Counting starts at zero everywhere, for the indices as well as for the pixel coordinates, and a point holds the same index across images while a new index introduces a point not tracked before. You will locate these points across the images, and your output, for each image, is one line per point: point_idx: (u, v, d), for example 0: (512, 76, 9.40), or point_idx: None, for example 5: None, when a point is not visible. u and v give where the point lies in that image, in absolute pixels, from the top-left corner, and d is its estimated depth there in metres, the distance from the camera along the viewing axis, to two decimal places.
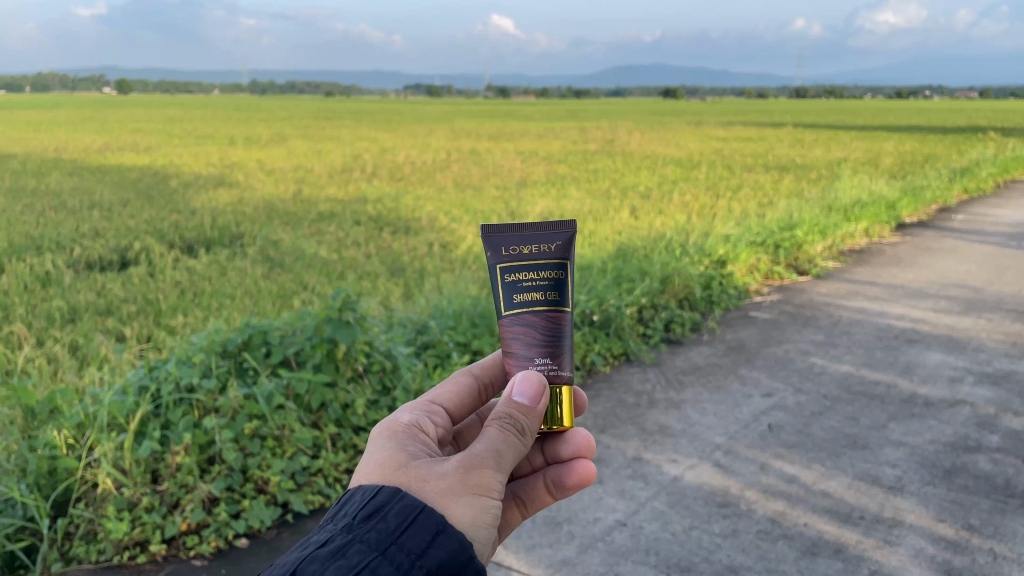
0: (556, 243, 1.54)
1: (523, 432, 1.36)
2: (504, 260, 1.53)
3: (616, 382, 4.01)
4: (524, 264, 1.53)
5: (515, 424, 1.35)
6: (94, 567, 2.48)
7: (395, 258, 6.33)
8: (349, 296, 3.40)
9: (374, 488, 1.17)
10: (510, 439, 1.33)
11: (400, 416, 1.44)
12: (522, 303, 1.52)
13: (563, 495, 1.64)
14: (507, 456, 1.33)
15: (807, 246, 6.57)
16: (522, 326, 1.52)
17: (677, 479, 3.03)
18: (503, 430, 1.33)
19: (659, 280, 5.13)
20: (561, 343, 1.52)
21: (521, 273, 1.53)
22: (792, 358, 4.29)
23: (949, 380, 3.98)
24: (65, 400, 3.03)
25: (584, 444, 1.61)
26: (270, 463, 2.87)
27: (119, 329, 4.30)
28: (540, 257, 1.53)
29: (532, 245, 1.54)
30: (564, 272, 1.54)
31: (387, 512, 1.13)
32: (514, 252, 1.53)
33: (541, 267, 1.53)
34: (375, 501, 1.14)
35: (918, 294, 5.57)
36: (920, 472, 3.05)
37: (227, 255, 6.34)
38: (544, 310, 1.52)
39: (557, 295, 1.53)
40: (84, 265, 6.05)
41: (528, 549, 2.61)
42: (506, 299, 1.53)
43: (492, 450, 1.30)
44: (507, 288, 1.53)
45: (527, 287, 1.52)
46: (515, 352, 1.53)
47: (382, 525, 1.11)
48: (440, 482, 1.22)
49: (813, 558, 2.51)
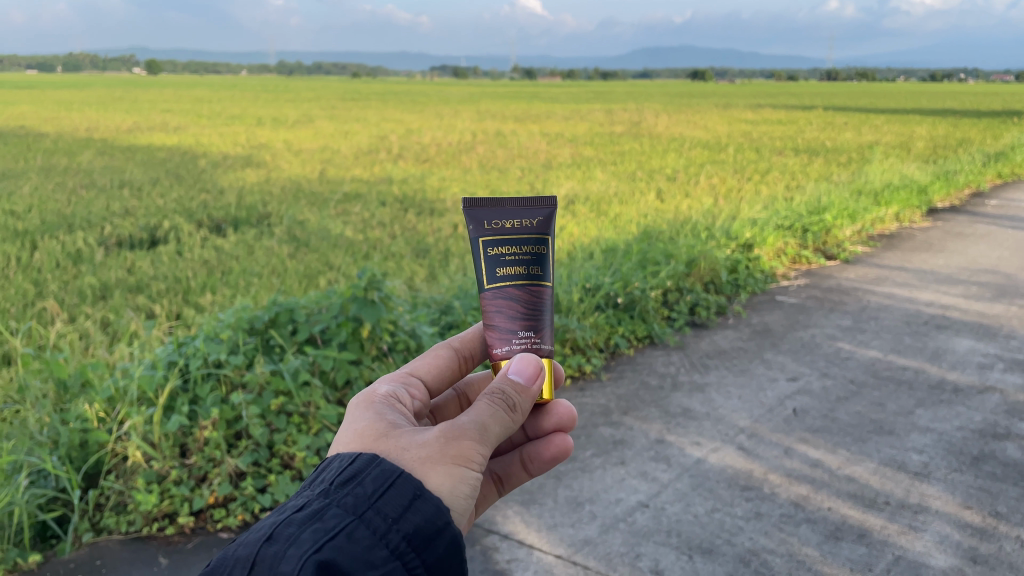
0: (537, 219, 1.56)
1: (513, 409, 1.36)
2: (487, 233, 1.53)
3: (639, 365, 4.01)
4: (507, 237, 1.53)
5: (506, 399, 1.35)
6: (123, 538, 2.52)
7: (420, 239, 6.36)
8: (374, 275, 3.43)
9: (351, 456, 1.17)
10: (498, 414, 1.33)
11: (378, 388, 1.45)
12: (504, 277, 1.53)
13: (539, 470, 1.65)
14: (494, 429, 1.31)
15: (836, 230, 6.50)
16: (504, 300, 1.52)
17: (700, 461, 3.03)
18: (491, 405, 1.33)
19: (685, 262, 5.08)
20: (541, 317, 1.53)
21: (504, 247, 1.53)
22: (819, 343, 4.26)
23: (978, 367, 3.93)
24: (97, 375, 3.08)
25: (566, 415, 1.58)
26: (296, 438, 2.90)
27: (148, 306, 4.38)
28: (522, 232, 1.54)
29: (513, 220, 1.55)
30: (544, 248, 1.56)
31: (364, 477, 1.14)
32: (496, 226, 1.54)
33: (523, 242, 1.54)
34: (353, 467, 1.15)
35: (949, 279, 5.50)
36: (947, 459, 3.02)
37: (255, 235, 6.40)
38: (524, 285, 1.53)
39: (538, 270, 1.55)
40: (114, 243, 6.13)
41: (549, 528, 2.62)
42: (489, 272, 1.54)
43: (477, 421, 1.30)
44: (490, 262, 1.53)
45: (509, 261, 1.53)
46: (497, 325, 1.52)
47: (359, 491, 1.12)
48: (420, 450, 1.22)
49: (837, 542, 2.50)
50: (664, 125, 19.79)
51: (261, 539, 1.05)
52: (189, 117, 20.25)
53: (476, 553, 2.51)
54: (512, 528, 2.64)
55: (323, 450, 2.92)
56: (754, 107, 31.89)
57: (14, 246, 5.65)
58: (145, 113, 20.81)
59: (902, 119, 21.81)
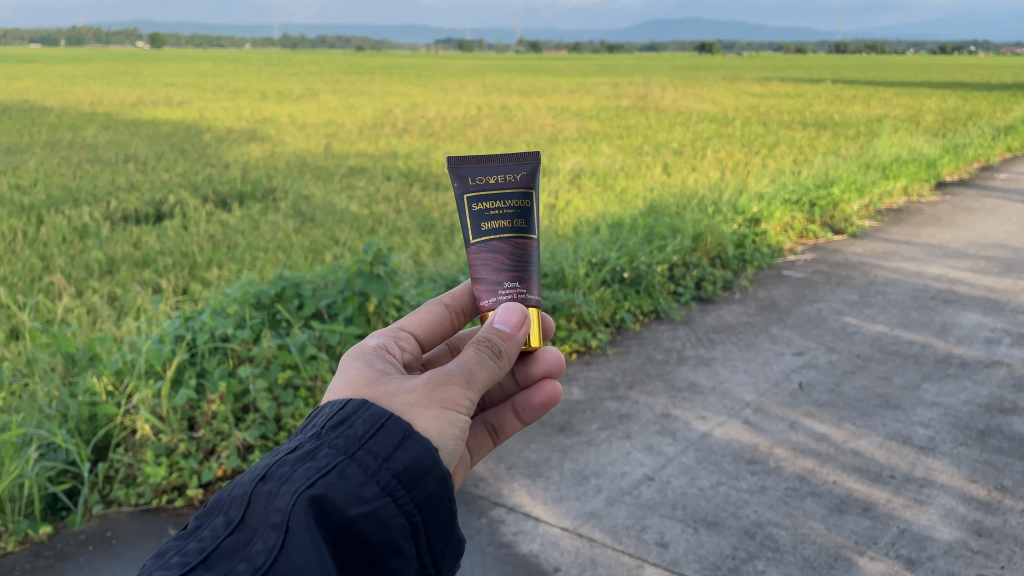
0: (521, 173, 1.58)
1: (500, 355, 1.36)
2: (471, 190, 1.57)
3: (645, 340, 4.00)
4: (490, 192, 1.57)
5: (492, 346, 1.36)
6: (133, 510, 2.54)
7: (426, 213, 6.34)
8: (380, 250, 3.42)
9: (342, 401, 1.18)
10: (484, 360, 1.33)
11: (369, 340, 1.46)
12: (490, 231, 1.57)
13: (531, 419, 1.65)
14: (481, 375, 1.32)
15: (843, 205, 6.46)
16: (489, 253, 1.56)
17: (706, 435, 3.04)
18: (477, 352, 1.33)
19: (691, 237, 5.06)
20: (527, 268, 1.56)
21: (488, 203, 1.57)
22: (825, 318, 4.25)
23: (985, 341, 3.92)
24: (104, 349, 3.10)
25: (554, 362, 1.59)
26: (303, 412, 2.91)
27: (155, 281, 4.38)
28: (506, 186, 1.58)
29: (497, 175, 1.58)
30: (528, 201, 1.59)
31: (355, 420, 1.14)
32: (480, 182, 1.58)
33: (507, 196, 1.57)
34: (344, 412, 1.15)
35: (957, 254, 5.47)
36: (953, 433, 3.02)
37: (260, 210, 6.39)
38: (510, 237, 1.57)
39: (522, 223, 1.58)
40: (120, 218, 6.13)
41: (555, 501, 2.64)
42: (475, 228, 1.58)
43: (464, 367, 1.30)
44: (476, 218, 1.57)
45: (493, 215, 1.57)
46: (484, 277, 1.56)
47: (349, 433, 1.12)
48: (407, 395, 1.23)
49: (842, 515, 2.51)
50: (671, 99, 19.61)
51: (256, 479, 1.07)
52: (194, 91, 20.16)
53: (482, 524, 2.52)
54: (518, 500, 2.65)
55: None
56: (761, 81, 31.60)
57: (21, 221, 5.65)
58: (150, 87, 20.72)
59: (911, 93, 21.57)
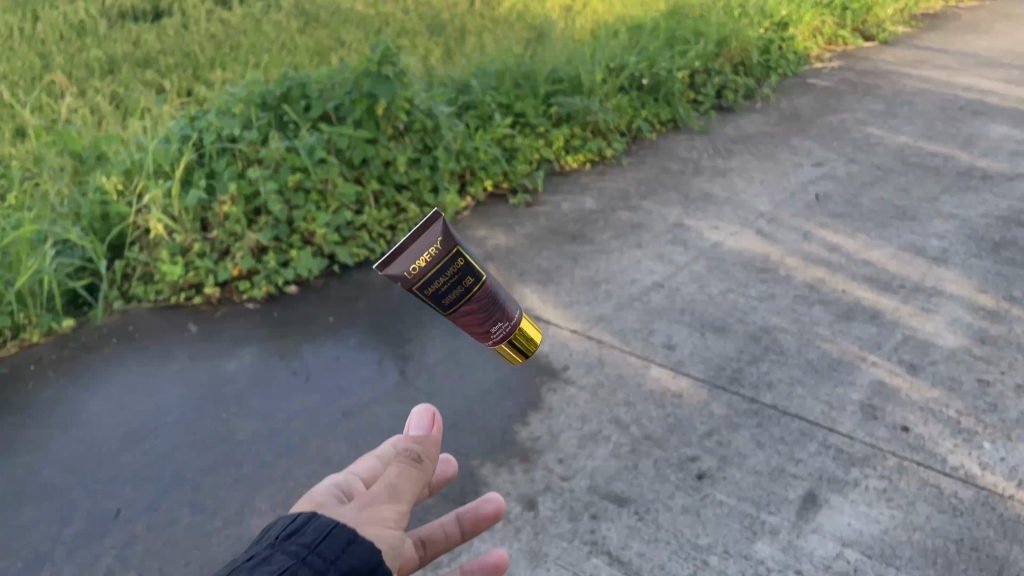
0: (438, 236, 1.18)
1: (422, 461, 1.11)
2: (412, 285, 1.17)
3: (661, 150, 3.91)
4: (431, 278, 1.18)
5: (412, 456, 1.10)
6: (153, 307, 2.60)
7: (435, 13, 6.01)
8: (390, 49, 3.24)
9: (286, 519, 0.97)
10: (413, 471, 1.08)
11: None
12: (454, 301, 1.22)
13: None
14: (411, 487, 1.07)
15: (877, 8, 6.08)
16: (469, 313, 1.24)
17: (718, 245, 3.03)
18: (402, 463, 1.08)
19: (714, 42, 4.81)
20: (499, 299, 1.29)
21: (435, 284, 1.18)
22: (848, 129, 4.11)
23: (1010, 154, 3.81)
24: (111, 149, 3.05)
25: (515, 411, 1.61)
26: (315, 215, 2.90)
27: (157, 81, 4.24)
28: (438, 260, 1.18)
29: (421, 255, 1.16)
30: (461, 249, 1.21)
31: (304, 529, 0.94)
32: (412, 274, 1.16)
33: (445, 267, 1.19)
34: (291, 525, 0.95)
35: (991, 63, 5.21)
36: (967, 244, 3.00)
37: (262, 7, 6.06)
38: (474, 291, 1.23)
39: (473, 271, 1.23)
40: (116, 14, 5.83)
41: (566, 306, 2.67)
42: (440, 308, 1.21)
43: (392, 483, 1.06)
44: (434, 302, 1.20)
45: (448, 292, 1.20)
46: (470, 327, 1.27)
47: (299, 539, 0.92)
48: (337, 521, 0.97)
49: (848, 322, 2.54)
50: None
51: None
52: None
53: None
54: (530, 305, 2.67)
55: (342, 228, 2.93)
56: None
57: (13, 16, 5.37)
58: None
59: None
